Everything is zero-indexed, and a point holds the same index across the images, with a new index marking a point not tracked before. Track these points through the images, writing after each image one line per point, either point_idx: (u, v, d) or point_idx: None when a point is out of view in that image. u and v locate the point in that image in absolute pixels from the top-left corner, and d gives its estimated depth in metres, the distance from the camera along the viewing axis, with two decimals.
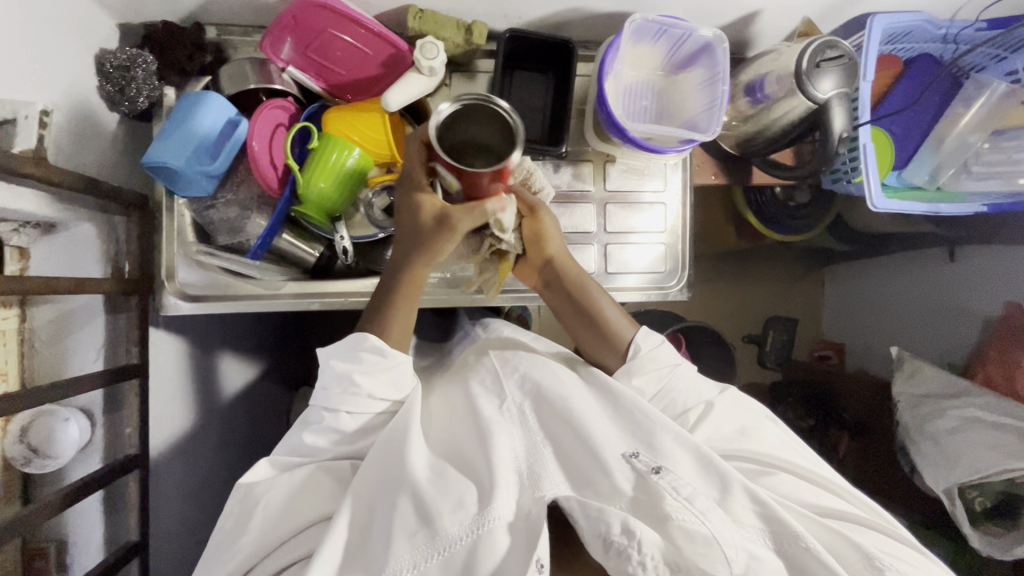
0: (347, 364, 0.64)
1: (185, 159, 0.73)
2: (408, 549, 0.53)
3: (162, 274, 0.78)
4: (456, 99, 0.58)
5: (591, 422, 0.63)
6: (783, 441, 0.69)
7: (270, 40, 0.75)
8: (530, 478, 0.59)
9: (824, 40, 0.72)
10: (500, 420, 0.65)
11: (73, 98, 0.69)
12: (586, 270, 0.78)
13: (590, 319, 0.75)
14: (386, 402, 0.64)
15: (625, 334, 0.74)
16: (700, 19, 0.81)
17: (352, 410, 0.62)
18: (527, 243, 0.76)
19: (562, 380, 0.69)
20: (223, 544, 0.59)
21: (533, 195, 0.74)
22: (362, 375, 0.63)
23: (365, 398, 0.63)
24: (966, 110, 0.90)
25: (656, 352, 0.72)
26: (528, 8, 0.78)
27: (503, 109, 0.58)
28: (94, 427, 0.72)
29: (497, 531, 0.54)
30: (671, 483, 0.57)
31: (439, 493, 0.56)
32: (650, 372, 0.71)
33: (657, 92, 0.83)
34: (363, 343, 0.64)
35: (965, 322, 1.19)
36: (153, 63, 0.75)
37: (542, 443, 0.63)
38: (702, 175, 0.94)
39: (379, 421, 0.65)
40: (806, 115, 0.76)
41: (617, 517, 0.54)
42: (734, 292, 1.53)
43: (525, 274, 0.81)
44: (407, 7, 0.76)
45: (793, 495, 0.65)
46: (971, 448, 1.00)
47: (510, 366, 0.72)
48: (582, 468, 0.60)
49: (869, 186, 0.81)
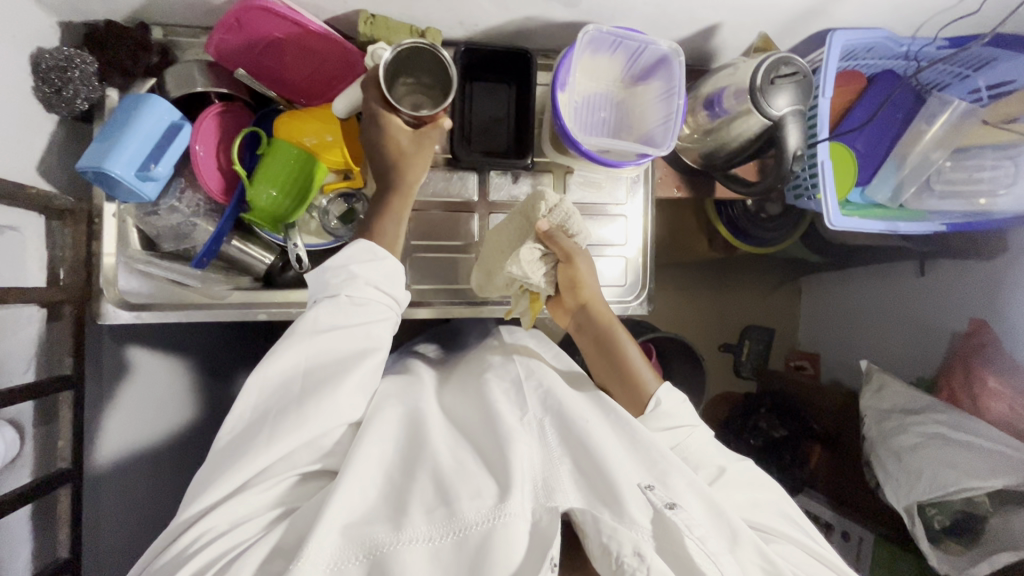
0: (347, 258, 0.66)
1: (125, 163, 0.69)
2: (425, 523, 0.54)
3: (102, 280, 0.76)
4: (398, 44, 0.68)
5: (607, 448, 0.61)
6: (786, 518, 0.68)
7: (215, 42, 0.73)
8: (544, 490, 0.58)
9: (778, 56, 0.71)
10: (521, 429, 0.63)
11: (6, 99, 0.66)
12: (617, 317, 0.79)
13: (618, 365, 0.76)
14: (384, 294, 0.68)
15: (649, 386, 0.74)
16: (658, 30, 0.79)
17: (350, 299, 0.65)
18: (561, 287, 0.78)
19: (579, 402, 0.68)
20: (221, 460, 0.57)
21: (570, 240, 0.76)
22: (360, 265, 0.66)
23: (364, 286, 0.66)
24: (928, 127, 0.89)
25: (674, 410, 0.71)
26: (482, 16, 0.76)
27: (442, 55, 0.70)
28: (24, 440, 0.69)
29: (513, 526, 0.53)
30: (685, 521, 0.56)
31: (459, 478, 0.57)
32: (667, 426, 0.70)
33: (616, 104, 0.81)
34: (360, 245, 0.67)
35: (934, 337, 1.19)
36: (93, 64, 0.72)
37: (559, 459, 0.61)
38: (664, 188, 0.92)
39: (379, 313, 0.67)
40: (762, 132, 0.75)
41: (628, 540, 0.54)
42: (708, 302, 1.52)
43: (559, 315, 0.83)
44: (359, 12, 0.74)
45: (806, 568, 0.63)
46: (931, 465, 1.00)
47: (534, 378, 0.72)
48: (597, 488, 0.58)
49: (826, 203, 0.81)
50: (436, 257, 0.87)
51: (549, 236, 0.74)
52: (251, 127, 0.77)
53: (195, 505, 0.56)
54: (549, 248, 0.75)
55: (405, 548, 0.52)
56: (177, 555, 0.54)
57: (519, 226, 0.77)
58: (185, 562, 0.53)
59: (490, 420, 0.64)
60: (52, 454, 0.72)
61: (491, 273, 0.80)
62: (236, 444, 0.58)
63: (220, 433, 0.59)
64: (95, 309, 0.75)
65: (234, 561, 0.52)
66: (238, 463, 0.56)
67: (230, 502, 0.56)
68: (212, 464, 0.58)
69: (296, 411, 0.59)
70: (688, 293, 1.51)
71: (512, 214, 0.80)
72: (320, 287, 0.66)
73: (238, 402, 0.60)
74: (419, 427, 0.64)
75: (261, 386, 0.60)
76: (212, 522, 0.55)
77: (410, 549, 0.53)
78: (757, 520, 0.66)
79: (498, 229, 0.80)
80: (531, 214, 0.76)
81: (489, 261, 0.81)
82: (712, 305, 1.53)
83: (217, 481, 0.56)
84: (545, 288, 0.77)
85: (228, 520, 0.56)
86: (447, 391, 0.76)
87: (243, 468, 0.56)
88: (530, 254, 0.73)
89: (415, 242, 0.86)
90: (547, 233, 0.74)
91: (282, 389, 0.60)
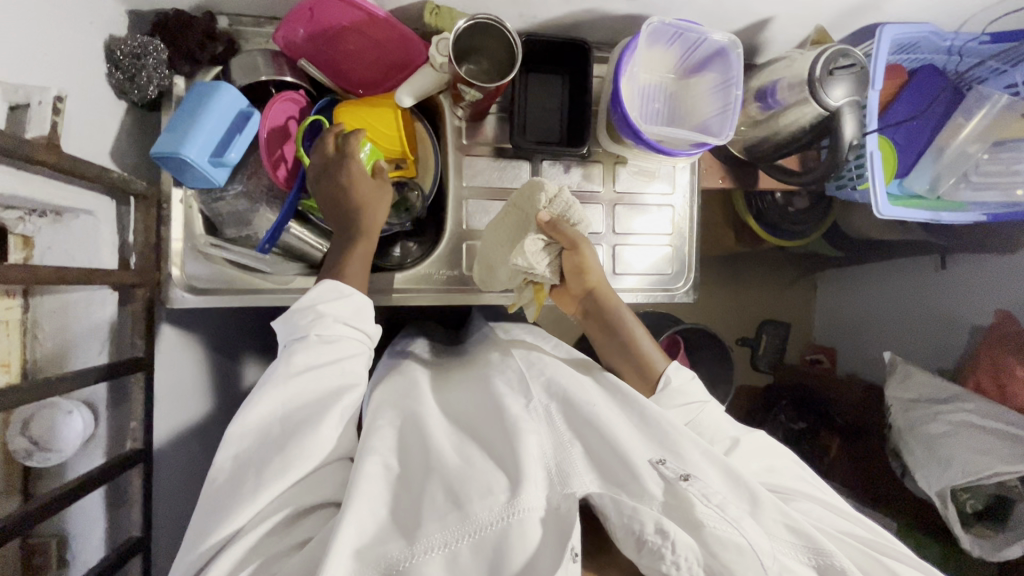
0: (313, 298, 0.64)
1: (199, 150, 0.70)
2: (438, 529, 0.50)
3: (169, 266, 0.77)
4: (472, 17, 0.71)
5: (617, 431, 0.59)
6: (798, 477, 0.68)
7: (284, 31, 0.74)
8: (558, 477, 0.54)
9: (836, 48, 0.73)
10: (528, 419, 0.61)
11: (84, 86, 0.67)
12: (622, 301, 0.79)
13: (626, 350, 0.77)
14: (355, 331, 0.65)
15: (657, 364, 0.76)
16: (713, 23, 0.81)
17: (318, 338, 0.62)
18: (567, 275, 0.76)
19: (587, 391, 0.66)
20: (214, 508, 0.54)
21: (572, 228, 0.72)
22: (327, 303, 0.64)
23: (332, 324, 0.63)
24: (967, 122, 0.91)
25: (685, 386, 0.73)
26: (544, 8, 0.78)
27: (508, 32, 0.72)
28: (97, 421, 0.71)
29: (529, 522, 0.50)
30: (700, 489, 0.53)
31: (466, 477, 0.53)
32: (679, 405, 0.70)
33: (669, 95, 0.83)
34: (325, 284, 0.66)
35: (955, 329, 1.21)
36: (164, 51, 0.73)
37: (570, 443, 0.59)
38: (709, 179, 0.95)
39: (352, 351, 0.64)
40: (816, 122, 0.77)
41: (650, 517, 0.50)
42: (730, 295, 1.54)
43: (564, 301, 0.82)
44: (424, 3, 0.76)
45: (824, 522, 0.63)
46: (961, 451, 1.02)
47: (536, 369, 0.70)
48: (611, 471, 0.55)
49: (875, 194, 0.83)
50: None
51: (551, 225, 0.71)
52: (313, 115, 0.78)
53: (206, 542, 0.52)
54: (553, 238, 0.72)
55: (421, 561, 0.48)
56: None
57: (516, 220, 0.74)
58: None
59: (496, 412, 0.62)
60: (123, 437, 0.74)
61: (490, 267, 0.79)
62: (231, 485, 0.54)
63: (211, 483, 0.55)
64: (164, 294, 0.78)
65: None
66: (231, 510, 0.53)
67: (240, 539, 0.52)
68: (215, 503, 0.54)
69: (282, 454, 0.55)
70: (711, 287, 1.53)
71: (506, 206, 0.76)
72: (288, 333, 0.63)
73: (218, 455, 0.56)
74: (419, 426, 0.61)
75: (245, 431, 0.56)
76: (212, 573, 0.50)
77: (426, 560, 0.48)
78: (775, 484, 0.66)
79: (495, 221, 0.78)
80: (528, 205, 0.73)
81: (489, 254, 0.78)
82: (732, 299, 1.54)
83: (223, 518, 0.52)
84: (551, 278, 0.75)
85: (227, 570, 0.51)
86: (446, 391, 0.73)
87: (236, 517, 0.52)
88: (534, 245, 0.71)
89: (467, 229, 0.86)
90: (549, 223, 0.70)
91: (268, 431, 0.57)
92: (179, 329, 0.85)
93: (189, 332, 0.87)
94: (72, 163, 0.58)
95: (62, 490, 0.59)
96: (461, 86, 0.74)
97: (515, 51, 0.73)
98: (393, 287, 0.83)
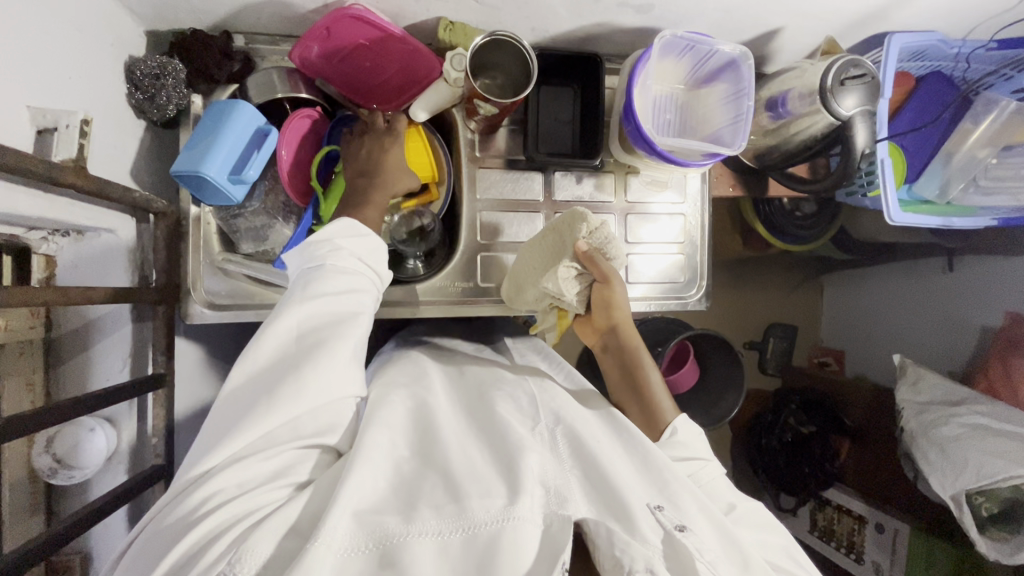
0: (331, 232, 0.63)
1: (218, 167, 0.71)
2: (433, 518, 0.50)
3: (188, 283, 0.77)
4: (489, 34, 0.72)
5: (614, 468, 0.58)
6: (794, 555, 0.63)
7: (299, 49, 0.75)
8: (555, 497, 0.54)
9: (848, 58, 0.74)
10: (532, 439, 0.60)
11: (106, 106, 0.68)
12: (643, 344, 0.77)
13: (639, 395, 0.75)
14: (368, 268, 0.65)
15: (666, 415, 0.72)
16: (724, 33, 0.82)
17: (334, 268, 0.62)
18: (594, 306, 0.76)
19: (591, 426, 0.65)
20: (225, 422, 0.53)
21: (608, 263, 0.72)
22: (345, 239, 0.64)
23: (349, 258, 0.63)
24: (974, 127, 0.92)
25: (690, 440, 0.68)
26: (557, 22, 0.79)
27: (525, 49, 0.73)
28: (119, 438, 0.71)
29: (522, 531, 0.50)
30: (695, 543, 0.53)
31: (468, 476, 0.54)
32: (681, 456, 0.67)
33: (680, 106, 0.84)
34: (342, 221, 0.64)
35: (964, 331, 1.21)
36: (182, 71, 0.74)
37: (570, 470, 0.58)
38: (720, 188, 0.96)
39: (363, 285, 0.63)
40: (828, 131, 0.78)
41: (641, 556, 0.50)
42: (737, 300, 1.54)
43: (586, 331, 0.82)
44: (438, 20, 0.77)
45: None
46: (975, 454, 1.01)
47: (547, 399, 0.68)
48: (608, 501, 0.55)
49: (886, 200, 0.84)
50: (498, 256, 0.88)
51: (588, 257, 0.71)
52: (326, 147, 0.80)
53: (196, 468, 0.51)
54: (588, 269, 0.72)
55: (414, 541, 0.48)
56: (178, 520, 0.49)
57: (552, 244, 0.74)
58: (190, 530, 0.48)
59: (500, 426, 0.61)
60: (145, 452, 0.74)
61: (520, 286, 0.78)
62: (227, 415, 0.53)
63: (217, 401, 0.54)
64: (183, 309, 0.77)
65: (253, 528, 0.47)
66: (242, 427, 0.51)
67: (233, 466, 0.50)
68: (225, 419, 0.53)
69: (292, 381, 0.54)
70: (719, 292, 1.53)
71: (546, 229, 0.75)
72: (303, 262, 0.63)
73: (233, 372, 0.55)
74: (427, 419, 0.62)
75: (259, 349, 0.56)
76: (221, 484, 0.50)
77: (419, 542, 0.48)
78: (770, 560, 0.61)
79: (533, 241, 0.76)
80: (568, 233, 0.72)
81: (521, 276, 0.78)
82: (740, 303, 1.54)
83: (219, 445, 0.51)
84: (577, 307, 0.75)
85: (235, 486, 0.50)
86: (453, 384, 0.73)
87: (245, 433, 0.51)
88: (567, 272, 0.71)
89: (482, 241, 0.87)
90: (586, 255, 0.70)
91: (277, 358, 0.56)
92: (195, 343, 0.85)
93: (202, 346, 0.87)
94: (96, 184, 0.59)
95: (94, 505, 0.60)
96: (478, 102, 0.75)
97: (532, 67, 0.73)
98: (408, 299, 0.84)
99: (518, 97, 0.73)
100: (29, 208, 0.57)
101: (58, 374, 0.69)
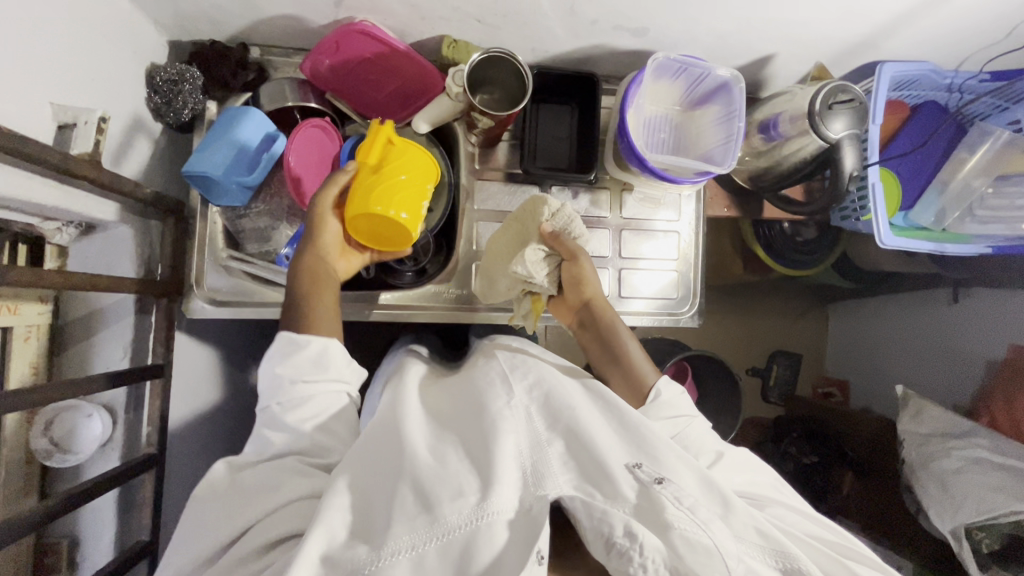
0: (272, 357, 0.63)
1: (224, 168, 0.75)
2: (406, 531, 0.49)
3: (192, 280, 0.81)
4: (485, 51, 0.76)
5: (595, 436, 0.58)
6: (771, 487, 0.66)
7: (309, 62, 0.79)
8: (533, 477, 0.54)
9: (836, 83, 0.76)
10: (507, 417, 0.60)
11: (126, 108, 0.72)
12: (618, 314, 0.79)
13: (619, 363, 0.75)
14: (322, 380, 0.62)
15: (647, 377, 0.73)
16: (718, 57, 0.85)
17: (282, 403, 0.60)
18: (565, 285, 0.78)
19: (569, 394, 0.65)
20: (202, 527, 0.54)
21: (573, 241, 0.75)
22: (282, 364, 0.62)
23: (291, 385, 0.61)
24: (970, 155, 0.93)
25: (675, 400, 0.70)
26: (556, 43, 0.83)
27: (521, 66, 0.76)
28: (115, 425, 0.74)
29: (496, 526, 0.50)
30: (673, 493, 0.53)
31: (439, 478, 0.53)
32: (664, 418, 0.68)
33: (674, 126, 0.87)
34: (280, 337, 0.63)
35: (968, 363, 1.19)
36: (199, 78, 0.78)
37: (547, 442, 0.58)
38: (714, 207, 0.97)
39: (322, 406, 0.62)
40: (818, 153, 0.80)
41: (619, 518, 0.50)
42: (739, 324, 1.53)
43: (560, 312, 0.82)
44: (442, 37, 0.81)
45: (797, 528, 0.61)
46: (974, 488, 0.99)
47: (520, 371, 0.68)
48: (586, 470, 0.55)
49: (878, 224, 0.85)
50: None
51: (552, 237, 0.74)
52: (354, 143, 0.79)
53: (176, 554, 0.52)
54: (555, 248, 0.75)
55: (387, 565, 0.48)
56: None
57: (516, 232, 0.77)
58: None
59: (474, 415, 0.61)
60: (137, 442, 0.75)
61: (492, 278, 0.79)
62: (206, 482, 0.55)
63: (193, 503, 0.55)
64: (185, 303, 0.81)
65: None
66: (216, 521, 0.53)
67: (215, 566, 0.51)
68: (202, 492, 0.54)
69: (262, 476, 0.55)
70: (720, 315, 1.52)
71: (509, 221, 0.79)
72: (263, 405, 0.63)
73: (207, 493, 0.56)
74: (397, 416, 0.62)
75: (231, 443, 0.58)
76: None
77: (392, 564, 0.48)
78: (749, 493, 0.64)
79: (494, 238, 0.80)
80: (531, 219, 0.76)
81: (491, 267, 0.80)
82: (741, 327, 1.53)
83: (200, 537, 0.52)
84: (549, 288, 0.77)
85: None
86: (430, 387, 0.73)
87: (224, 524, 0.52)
88: (534, 254, 0.74)
89: (476, 250, 0.89)
90: (551, 234, 0.74)
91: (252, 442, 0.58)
92: (192, 338, 0.88)
93: (199, 341, 0.90)
94: (111, 179, 0.62)
95: (84, 487, 0.62)
96: (476, 115, 0.78)
97: (527, 83, 0.77)
98: (402, 303, 0.86)
99: (513, 110, 0.76)
100: (47, 199, 0.61)
101: (63, 360, 0.72)
